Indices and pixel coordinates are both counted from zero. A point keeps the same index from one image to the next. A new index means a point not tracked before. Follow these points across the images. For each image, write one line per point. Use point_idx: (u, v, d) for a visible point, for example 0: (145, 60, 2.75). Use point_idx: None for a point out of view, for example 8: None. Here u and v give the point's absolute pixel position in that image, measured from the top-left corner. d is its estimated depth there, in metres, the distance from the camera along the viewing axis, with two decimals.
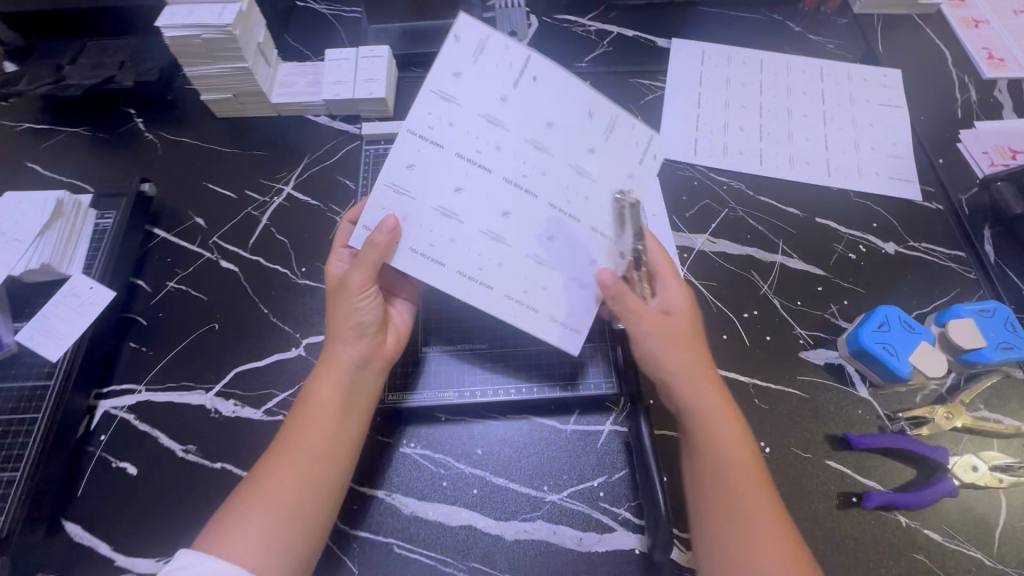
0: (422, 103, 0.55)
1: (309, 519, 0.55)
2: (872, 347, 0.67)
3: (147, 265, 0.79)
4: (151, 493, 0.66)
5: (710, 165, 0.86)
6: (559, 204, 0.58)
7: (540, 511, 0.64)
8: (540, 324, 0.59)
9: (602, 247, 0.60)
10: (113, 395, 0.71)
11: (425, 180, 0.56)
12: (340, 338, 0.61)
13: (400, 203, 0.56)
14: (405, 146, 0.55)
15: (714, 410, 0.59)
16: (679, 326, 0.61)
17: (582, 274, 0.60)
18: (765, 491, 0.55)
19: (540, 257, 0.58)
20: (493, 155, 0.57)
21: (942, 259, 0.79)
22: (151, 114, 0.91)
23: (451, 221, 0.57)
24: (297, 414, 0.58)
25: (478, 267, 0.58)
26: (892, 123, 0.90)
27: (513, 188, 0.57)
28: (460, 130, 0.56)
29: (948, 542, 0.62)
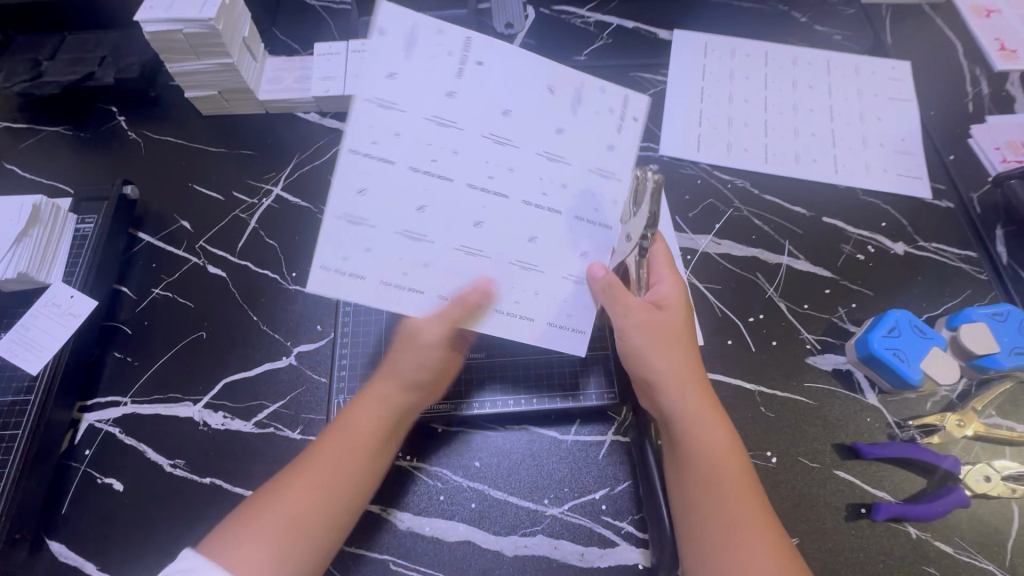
0: (356, 120, 0.50)
1: (328, 540, 0.53)
2: (882, 353, 0.65)
3: (131, 270, 0.76)
4: (139, 511, 0.64)
5: (714, 162, 0.84)
6: (533, 198, 0.54)
7: (540, 525, 0.62)
8: (539, 330, 0.56)
9: (594, 233, 0.55)
10: (97, 408, 0.68)
11: (382, 204, 0.51)
12: (401, 379, 0.60)
13: (359, 236, 0.51)
14: (348, 170, 0.50)
15: (699, 412, 0.57)
16: (673, 323, 0.59)
17: (574, 270, 0.56)
18: (749, 498, 0.53)
19: (524, 261, 0.55)
20: (449, 160, 0.52)
21: (952, 259, 0.77)
22: (133, 112, 0.87)
23: (420, 243, 0.53)
24: (335, 438, 0.57)
25: (460, 287, 0.54)
26: (901, 118, 0.87)
27: (478, 190, 0.53)
28: (407, 143, 0.51)
29: (959, 554, 0.60)
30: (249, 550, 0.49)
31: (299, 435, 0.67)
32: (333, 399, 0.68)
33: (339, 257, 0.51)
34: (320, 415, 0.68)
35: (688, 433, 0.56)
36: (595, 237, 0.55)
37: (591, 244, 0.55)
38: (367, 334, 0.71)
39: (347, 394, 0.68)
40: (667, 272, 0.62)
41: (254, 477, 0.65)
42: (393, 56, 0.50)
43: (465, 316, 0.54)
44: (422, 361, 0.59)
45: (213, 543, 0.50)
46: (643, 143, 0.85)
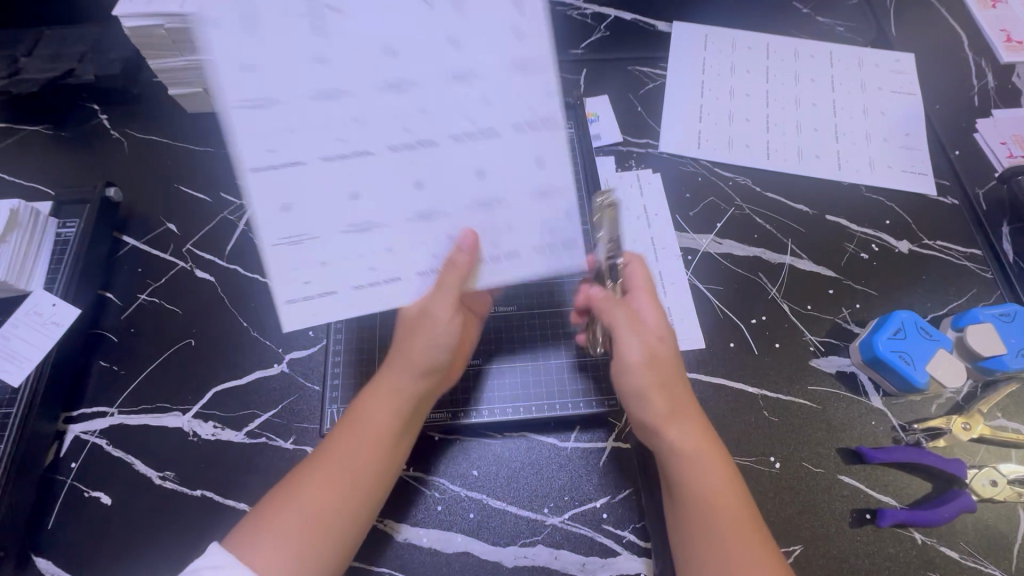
0: (242, 140, 0.46)
1: (352, 539, 0.54)
2: (887, 355, 0.64)
3: (116, 275, 0.74)
4: (129, 525, 0.62)
5: (715, 159, 0.81)
6: (462, 130, 0.49)
7: (540, 535, 0.61)
8: (528, 266, 0.54)
9: (544, 133, 0.51)
10: (83, 419, 0.66)
11: (310, 213, 0.49)
12: (412, 367, 0.57)
13: (304, 254, 0.50)
14: (260, 191, 0.47)
15: (704, 446, 0.55)
16: (668, 351, 0.58)
17: (539, 182, 0.52)
18: (759, 534, 0.51)
19: (483, 199, 0.52)
20: (358, 130, 0.48)
21: (957, 257, 0.76)
22: (115, 110, 0.83)
23: (371, 230, 0.51)
24: (346, 435, 0.56)
25: (431, 255, 0.53)
26: (906, 112, 0.85)
27: (400, 148, 0.49)
28: (305, 135, 0.47)
29: (965, 559, 0.59)
30: (269, 551, 0.49)
31: (292, 445, 0.65)
32: (326, 408, 0.66)
33: (300, 286, 0.51)
34: (314, 424, 0.66)
35: (699, 470, 0.53)
36: (543, 140, 0.51)
37: (544, 146, 0.51)
38: (361, 340, 0.69)
39: (340, 403, 0.66)
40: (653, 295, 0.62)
41: (247, 489, 0.63)
42: (243, 39, 0.44)
43: (462, 282, 0.53)
44: (432, 343, 0.57)
45: (236, 538, 0.50)
46: (642, 139, 0.83)
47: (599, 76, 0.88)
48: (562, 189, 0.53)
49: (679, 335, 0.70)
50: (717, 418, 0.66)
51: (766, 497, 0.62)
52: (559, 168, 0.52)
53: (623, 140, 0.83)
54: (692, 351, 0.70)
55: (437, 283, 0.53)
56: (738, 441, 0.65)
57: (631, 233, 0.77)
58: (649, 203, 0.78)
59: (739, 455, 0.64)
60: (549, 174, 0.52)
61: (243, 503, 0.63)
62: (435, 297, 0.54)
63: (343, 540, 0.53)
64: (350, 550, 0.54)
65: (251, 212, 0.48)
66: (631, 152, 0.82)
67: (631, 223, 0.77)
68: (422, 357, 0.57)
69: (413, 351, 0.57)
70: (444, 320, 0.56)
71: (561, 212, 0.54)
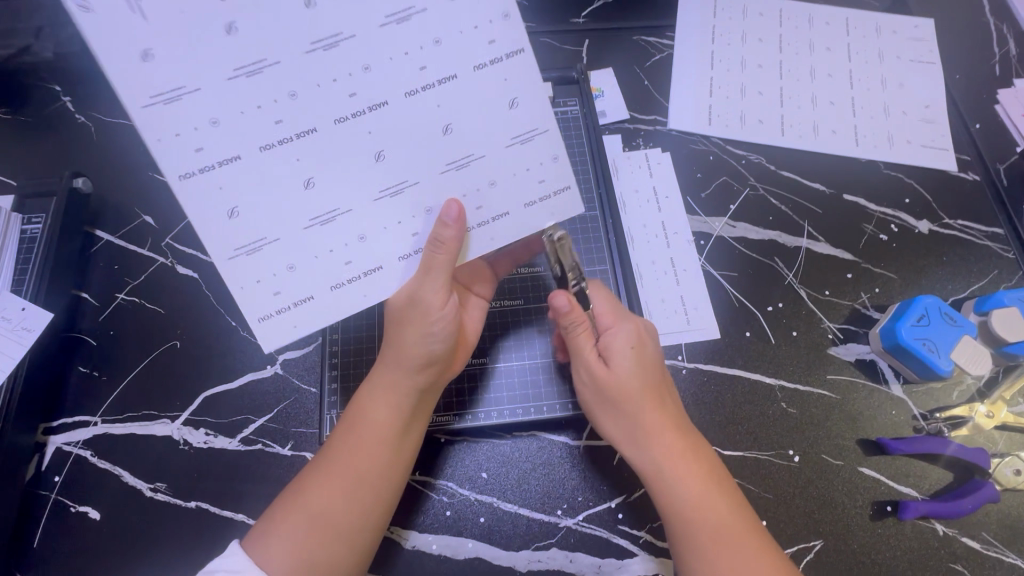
0: (160, 149, 0.42)
1: (370, 541, 0.52)
2: (911, 343, 0.62)
3: (90, 274, 0.69)
4: (122, 540, 0.59)
5: (727, 136, 0.77)
6: (415, 84, 0.45)
7: (554, 538, 0.59)
8: (516, 225, 0.53)
9: (505, 70, 0.47)
10: (65, 429, 0.62)
11: (264, 215, 0.46)
12: (406, 359, 0.54)
13: (266, 262, 0.47)
14: (196, 200, 0.44)
15: (665, 464, 0.52)
16: (622, 379, 0.54)
17: (511, 129, 0.49)
18: (736, 539, 0.49)
19: (457, 159, 0.49)
20: (294, 106, 0.44)
21: (979, 237, 0.73)
22: (76, 89, 0.75)
23: (338, 219, 0.48)
24: (348, 437, 0.53)
25: (412, 233, 0.51)
26: (925, 82, 0.81)
27: (348, 117, 0.45)
28: (232, 124, 0.43)
29: (986, 549, 0.59)
30: (283, 555, 0.48)
31: (291, 452, 0.62)
32: (325, 413, 0.62)
33: (269, 299, 0.48)
34: (312, 428, 0.63)
35: (658, 488, 0.52)
36: (506, 80, 0.47)
37: (510, 85, 0.47)
38: (359, 339, 0.65)
39: (340, 408, 0.62)
40: (617, 316, 0.57)
41: (245, 499, 0.60)
42: (129, 21, 0.39)
43: (453, 260, 0.51)
44: (426, 333, 0.53)
45: (254, 540, 0.49)
46: (649, 116, 0.78)
47: (603, 47, 0.82)
48: (538, 132, 0.49)
49: (694, 325, 0.67)
50: (734, 412, 0.64)
51: (785, 493, 0.61)
52: (533, 108, 0.49)
53: (630, 117, 0.78)
54: (707, 341, 0.67)
55: (424, 265, 0.51)
56: (756, 434, 0.63)
57: (641, 218, 0.73)
58: (659, 184, 0.74)
59: (756, 450, 0.62)
60: (521, 117, 0.49)
61: (242, 513, 0.60)
62: (424, 281, 0.51)
63: (352, 548, 0.50)
64: (371, 552, 0.52)
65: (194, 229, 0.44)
66: (638, 130, 0.77)
67: (640, 206, 0.73)
68: (416, 348, 0.53)
69: (406, 343, 0.53)
70: (438, 306, 0.52)
71: (538, 160, 0.51)
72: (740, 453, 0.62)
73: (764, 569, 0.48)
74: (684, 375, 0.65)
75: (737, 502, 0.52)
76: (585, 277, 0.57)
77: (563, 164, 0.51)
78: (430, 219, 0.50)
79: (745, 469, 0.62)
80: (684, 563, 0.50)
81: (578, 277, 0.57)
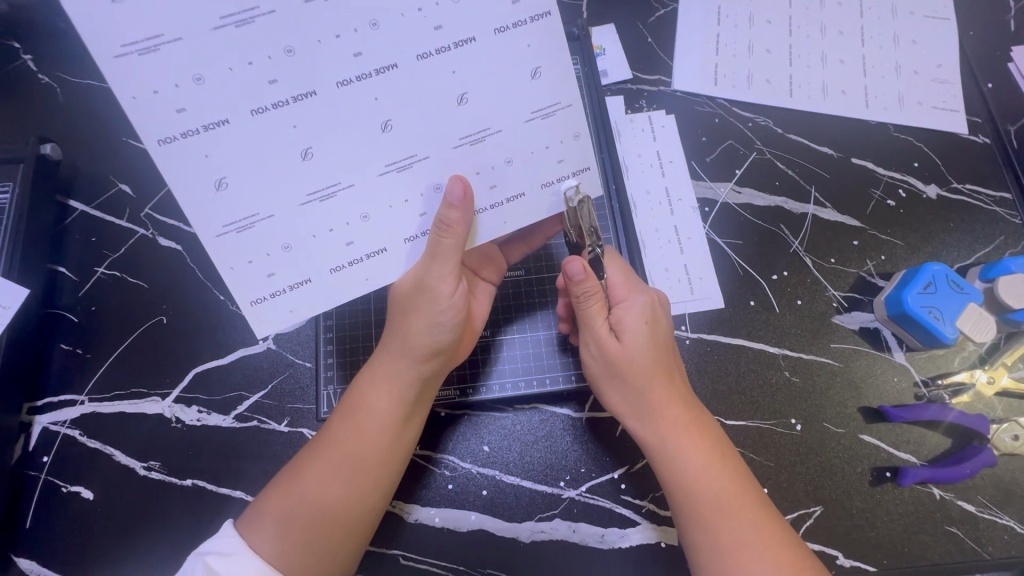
0: (137, 108, 0.39)
1: (367, 527, 0.51)
2: (916, 311, 0.61)
3: (66, 246, 0.65)
4: (117, 519, 0.58)
5: (733, 98, 0.74)
6: (427, 46, 0.43)
7: (557, 509, 0.59)
8: (531, 207, 0.51)
9: (527, 35, 0.45)
10: (50, 409, 0.60)
11: (256, 188, 0.43)
12: (413, 349, 0.52)
13: (260, 239, 0.45)
14: (180, 167, 0.41)
15: (671, 438, 0.52)
16: (632, 355, 0.53)
17: (532, 101, 0.47)
18: (742, 511, 0.49)
19: (471, 133, 0.47)
20: (290, 64, 0.41)
21: (985, 202, 0.71)
22: (36, 46, 0.69)
23: (338, 194, 0.45)
24: (347, 422, 0.52)
25: (419, 212, 0.48)
26: (938, 39, 0.77)
27: (352, 79, 0.42)
28: (221, 83, 0.40)
29: (980, 512, 0.60)
30: (275, 537, 0.48)
31: (287, 428, 0.60)
32: (322, 389, 0.61)
33: (264, 281, 0.46)
34: (308, 404, 0.61)
35: (663, 459, 0.52)
36: (528, 46, 0.45)
37: (531, 53, 0.46)
38: (354, 312, 0.63)
39: (337, 383, 0.61)
40: (632, 288, 0.56)
41: (243, 476, 0.59)
42: None
43: (461, 245, 0.49)
44: (435, 322, 0.52)
45: (248, 521, 0.49)
46: (652, 76, 0.74)
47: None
48: (560, 106, 0.48)
49: (697, 295, 0.66)
50: (737, 381, 0.63)
51: (786, 461, 0.61)
52: (553, 80, 0.47)
53: (632, 77, 0.74)
54: (711, 311, 0.66)
55: (431, 251, 0.49)
56: (759, 404, 0.63)
57: (644, 184, 0.70)
58: (663, 148, 0.71)
59: (759, 419, 0.62)
60: (541, 90, 0.47)
61: (240, 490, 0.59)
62: (431, 267, 0.50)
63: (352, 530, 0.50)
64: (366, 538, 0.52)
65: (177, 202, 0.42)
66: (641, 90, 0.74)
67: (643, 172, 0.70)
68: (425, 338, 0.52)
69: (414, 333, 0.52)
70: (446, 294, 0.51)
71: (557, 138, 0.49)
72: (742, 422, 0.62)
73: (767, 542, 0.48)
74: (687, 346, 0.64)
75: (744, 476, 0.52)
76: (601, 243, 0.56)
77: (584, 143, 0.50)
78: (438, 197, 0.48)
79: (747, 438, 0.62)
80: (688, 533, 0.50)
81: (595, 242, 0.56)
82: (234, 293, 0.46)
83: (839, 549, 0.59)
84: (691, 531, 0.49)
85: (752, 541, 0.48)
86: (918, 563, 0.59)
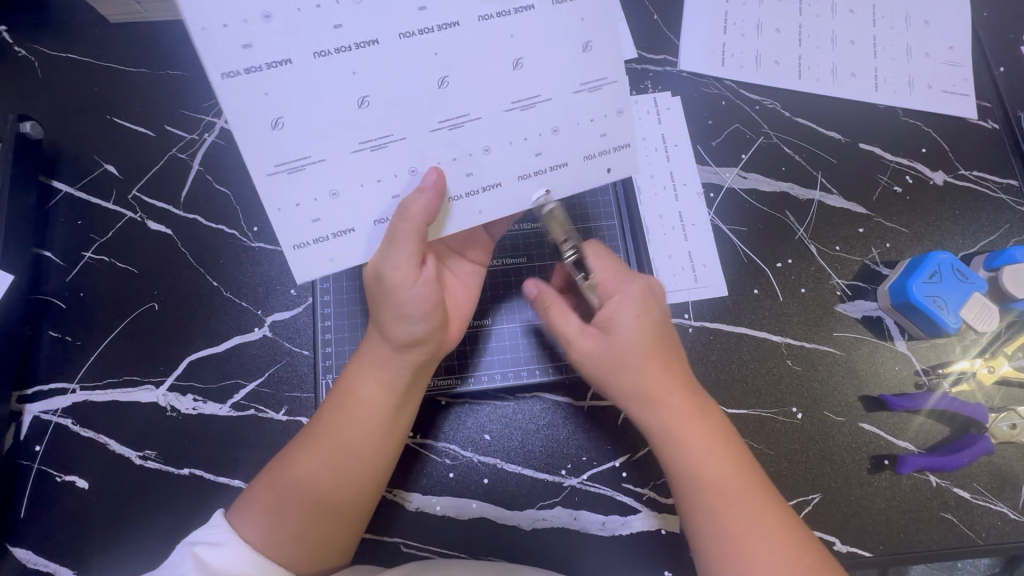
0: (206, 40, 0.38)
1: (364, 513, 0.51)
2: (920, 301, 0.61)
3: (50, 229, 0.63)
4: (113, 508, 0.57)
5: (741, 79, 0.71)
6: (488, 9, 0.43)
7: (559, 497, 0.59)
8: (574, 177, 0.49)
9: (581, 10, 0.45)
10: (41, 397, 0.59)
11: (312, 131, 0.42)
12: (390, 341, 0.49)
13: (308, 182, 0.43)
14: (243, 101, 0.40)
15: (673, 425, 0.51)
16: (623, 348, 0.52)
17: (578, 74, 0.46)
18: (749, 497, 0.48)
19: (522, 97, 0.45)
20: (357, 12, 0.40)
21: (992, 189, 0.71)
22: (10, 15, 0.65)
23: (389, 145, 0.44)
24: (339, 414, 0.50)
25: (467, 171, 0.46)
26: (952, 19, 0.75)
27: (413, 32, 0.42)
28: (290, 23, 0.40)
29: (976, 499, 0.60)
30: (268, 528, 0.47)
31: (285, 417, 0.60)
32: (321, 378, 0.60)
33: (308, 226, 0.44)
34: (306, 393, 0.60)
35: (664, 448, 0.51)
36: (581, 19, 0.45)
37: (582, 27, 0.45)
38: (352, 300, 0.62)
39: (335, 372, 0.60)
40: (623, 281, 0.54)
41: (240, 465, 0.58)
42: None
43: (419, 231, 0.45)
44: (403, 315, 0.48)
45: (239, 511, 0.48)
46: (659, 55, 0.72)
47: None
48: (605, 82, 0.47)
49: (700, 282, 0.65)
50: (739, 369, 0.63)
51: (787, 449, 0.61)
52: (601, 53, 0.46)
53: (638, 56, 0.71)
54: (714, 299, 0.65)
55: (389, 237, 0.46)
56: (760, 392, 0.63)
57: (649, 169, 0.68)
58: (668, 131, 0.70)
59: (761, 407, 0.62)
60: (589, 64, 0.46)
61: (238, 479, 0.58)
62: (388, 254, 0.46)
63: (348, 518, 0.50)
64: (359, 527, 0.51)
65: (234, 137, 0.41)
66: (647, 71, 0.71)
67: (648, 156, 0.69)
68: (396, 330, 0.49)
69: (387, 325, 0.49)
70: (406, 283, 0.47)
71: (600, 112, 0.48)
72: (744, 410, 0.62)
73: (766, 526, 0.47)
74: (690, 334, 0.64)
75: (748, 462, 0.51)
76: (577, 237, 0.54)
77: (625, 119, 0.48)
78: (486, 160, 0.46)
79: (749, 426, 0.62)
80: (690, 517, 0.49)
81: (571, 240, 0.54)
82: (277, 236, 0.44)
83: (836, 535, 0.60)
84: (691, 516, 0.49)
85: (750, 526, 0.47)
86: (912, 548, 0.60)
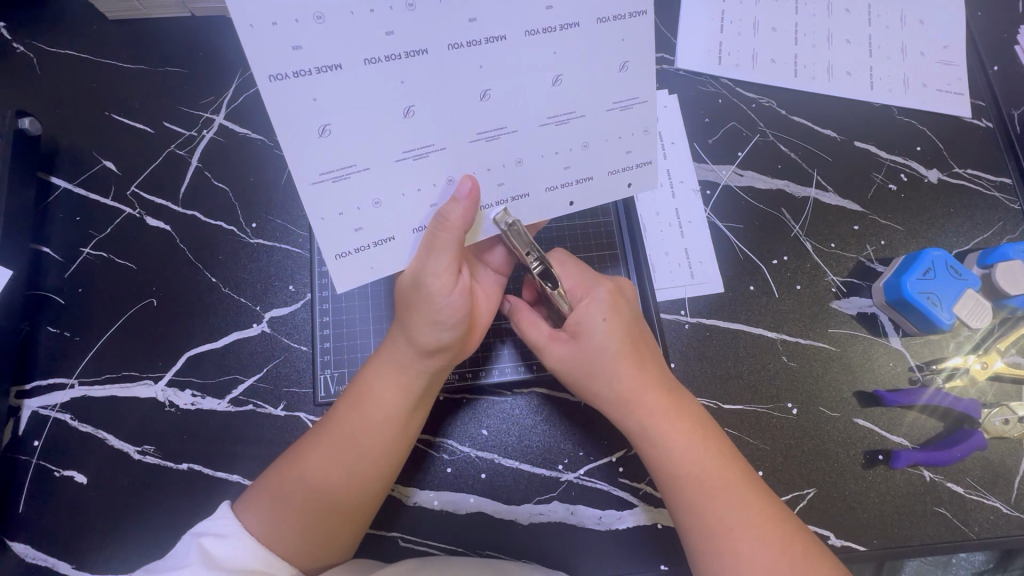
0: (254, 38, 0.37)
1: (371, 512, 0.51)
2: (915, 297, 0.61)
3: (50, 225, 0.63)
4: (112, 503, 0.57)
5: (739, 77, 0.72)
6: (536, 23, 0.42)
7: (555, 492, 0.59)
8: (595, 191, 0.51)
9: (624, 29, 0.45)
10: (40, 392, 0.59)
11: (358, 138, 0.42)
12: (415, 346, 0.50)
13: (352, 191, 0.43)
14: (289, 106, 0.39)
15: (651, 424, 0.51)
16: (597, 351, 0.53)
17: (614, 93, 0.47)
18: (736, 487, 0.49)
19: (559, 114, 0.46)
20: (410, 20, 0.39)
21: (986, 187, 0.71)
22: (10, 12, 0.66)
23: (432, 156, 0.44)
24: (352, 414, 0.51)
25: (498, 183, 0.47)
26: (947, 19, 0.75)
27: (461, 45, 0.41)
28: (342, 26, 0.38)
29: (969, 494, 0.61)
30: (273, 522, 0.47)
31: (284, 412, 0.60)
32: (320, 373, 0.60)
33: (350, 234, 0.44)
34: (305, 389, 0.60)
35: (646, 448, 0.51)
36: (622, 40, 0.45)
37: (623, 47, 0.45)
38: (351, 295, 0.62)
39: (333, 367, 0.60)
40: (589, 285, 0.55)
41: (239, 460, 0.59)
42: None
43: (459, 239, 0.47)
44: (436, 321, 0.49)
45: (245, 503, 0.48)
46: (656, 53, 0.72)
47: None
48: (637, 102, 0.48)
49: (697, 279, 0.66)
50: (736, 365, 0.64)
51: (782, 445, 0.62)
52: (637, 75, 0.47)
53: None
54: (711, 296, 0.65)
55: (428, 244, 0.47)
56: (756, 388, 0.63)
57: None
58: (666, 130, 0.70)
59: (758, 403, 0.63)
60: (625, 83, 0.47)
61: (237, 474, 0.58)
62: (429, 261, 0.47)
63: (353, 517, 0.50)
64: (366, 525, 0.52)
65: (280, 143, 0.40)
66: None
67: None
68: (425, 337, 0.50)
69: (415, 330, 0.50)
70: (442, 291, 0.48)
71: (630, 130, 0.49)
72: (740, 406, 0.62)
73: (754, 519, 0.47)
74: (687, 330, 0.64)
75: (736, 457, 0.51)
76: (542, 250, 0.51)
77: (651, 138, 0.49)
78: (519, 172, 0.47)
79: (744, 422, 0.62)
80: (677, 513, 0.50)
81: (536, 252, 0.50)
82: (320, 245, 0.44)
83: (832, 529, 0.60)
84: (681, 514, 0.49)
85: (738, 519, 0.47)
86: (907, 542, 0.60)
